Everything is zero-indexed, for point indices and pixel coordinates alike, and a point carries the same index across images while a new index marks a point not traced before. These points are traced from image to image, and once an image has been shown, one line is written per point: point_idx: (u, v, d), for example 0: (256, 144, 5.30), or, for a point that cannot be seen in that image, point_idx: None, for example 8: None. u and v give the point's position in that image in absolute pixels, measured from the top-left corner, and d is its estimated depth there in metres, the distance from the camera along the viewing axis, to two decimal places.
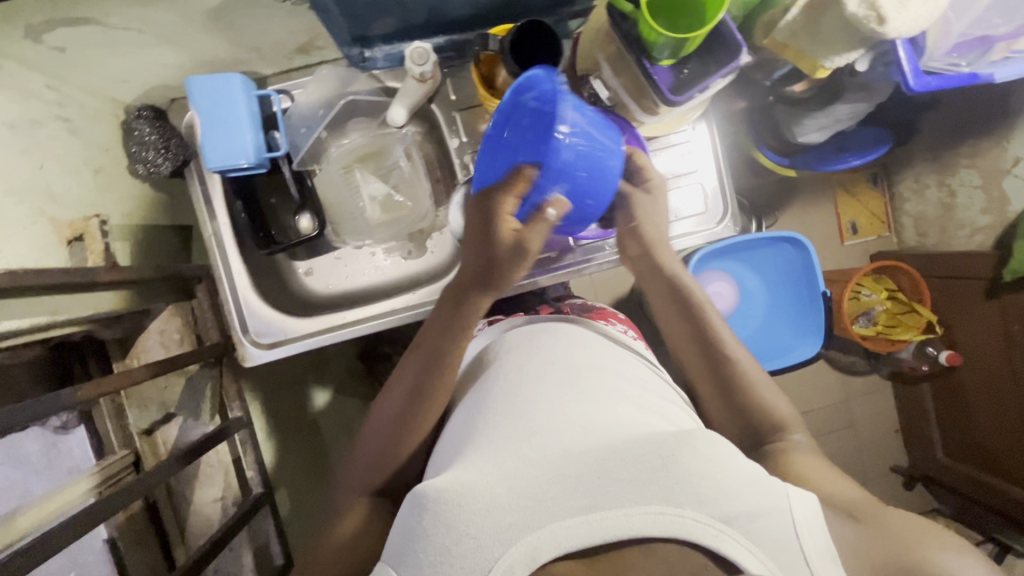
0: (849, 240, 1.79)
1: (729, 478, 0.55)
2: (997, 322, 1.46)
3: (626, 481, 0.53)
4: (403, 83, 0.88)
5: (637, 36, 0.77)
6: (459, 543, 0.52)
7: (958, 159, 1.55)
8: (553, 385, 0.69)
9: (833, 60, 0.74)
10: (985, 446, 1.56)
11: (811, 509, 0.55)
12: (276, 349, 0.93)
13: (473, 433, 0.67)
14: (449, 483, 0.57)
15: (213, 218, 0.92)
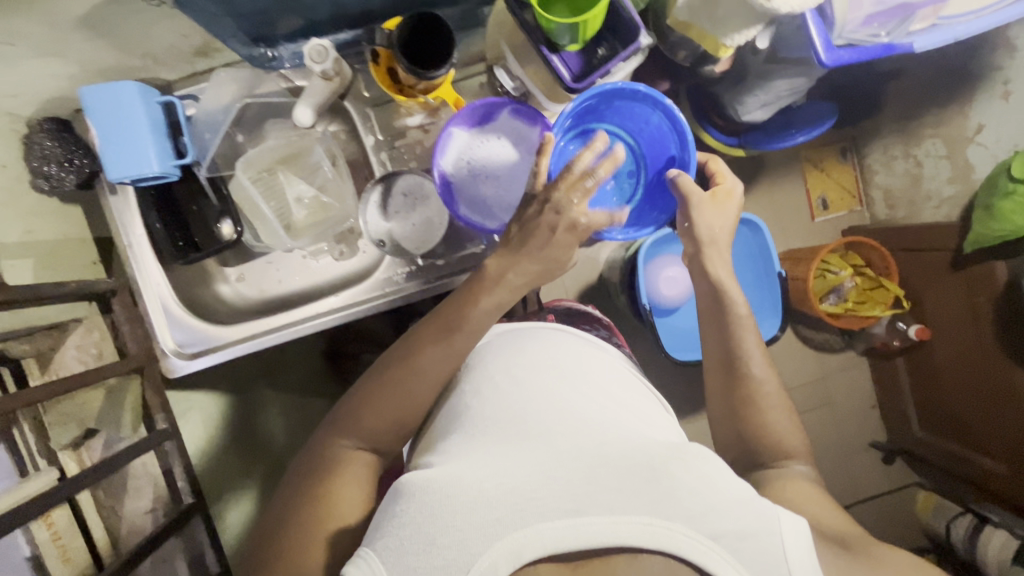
0: (820, 216, 1.71)
1: (722, 495, 0.52)
2: (963, 293, 1.43)
3: (615, 490, 0.51)
4: (309, 82, 0.86)
5: (534, 23, 0.76)
6: (442, 535, 0.50)
7: (922, 129, 1.51)
8: (545, 388, 0.67)
9: (733, 38, 0.71)
10: (956, 417, 1.54)
11: (802, 538, 0.50)
12: (200, 359, 0.91)
13: (459, 431, 0.65)
14: (437, 476, 0.55)
15: (127, 230, 0.91)
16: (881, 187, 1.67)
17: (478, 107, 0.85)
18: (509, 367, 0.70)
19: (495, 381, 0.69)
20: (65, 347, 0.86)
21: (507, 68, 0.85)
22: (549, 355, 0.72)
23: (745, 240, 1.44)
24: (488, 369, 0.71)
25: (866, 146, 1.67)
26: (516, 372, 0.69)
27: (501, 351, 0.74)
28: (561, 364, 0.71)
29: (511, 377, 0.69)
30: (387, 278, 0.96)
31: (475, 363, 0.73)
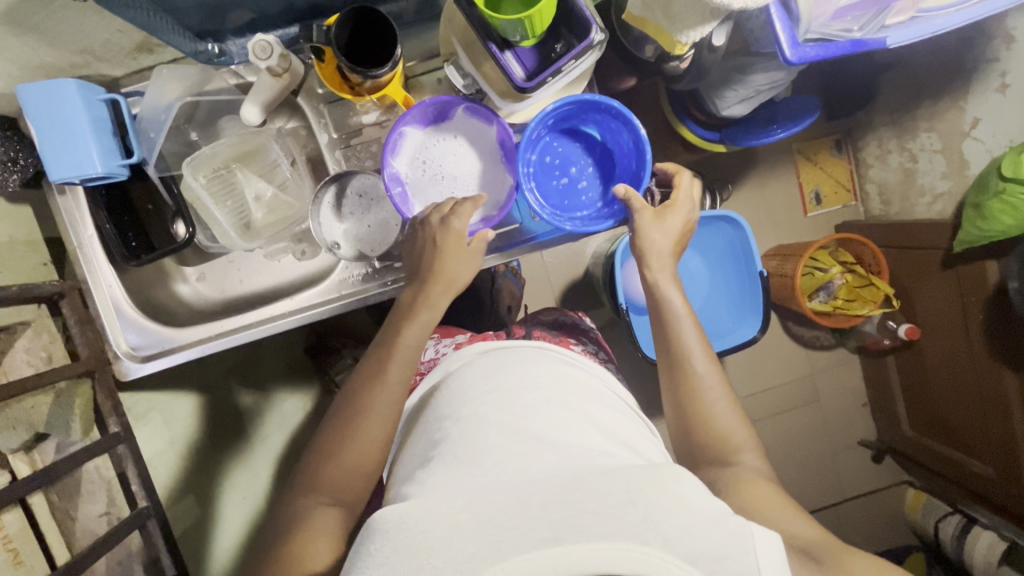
0: (813, 211, 1.67)
1: (698, 517, 0.51)
2: (955, 294, 1.38)
3: (592, 514, 0.50)
4: (256, 79, 0.83)
5: (481, 19, 0.72)
6: (418, 573, 0.49)
7: (917, 122, 1.45)
8: (524, 410, 0.67)
9: (688, 35, 0.67)
10: (945, 419, 1.50)
11: (776, 552, 0.52)
12: (151, 362, 0.89)
13: (438, 461, 0.64)
14: (414, 511, 0.55)
15: (77, 231, 0.89)
16: (875, 181, 1.63)
17: (432, 105, 0.81)
18: (485, 394, 0.70)
19: (473, 409, 0.68)
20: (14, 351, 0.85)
21: (459, 65, 0.81)
22: (524, 379, 0.72)
23: (728, 238, 1.40)
24: (466, 396, 0.71)
25: (860, 138, 1.63)
26: (493, 398, 0.69)
27: (477, 379, 0.74)
28: (539, 387, 0.71)
29: (488, 404, 0.69)
30: (347, 280, 0.93)
31: (454, 389, 0.74)
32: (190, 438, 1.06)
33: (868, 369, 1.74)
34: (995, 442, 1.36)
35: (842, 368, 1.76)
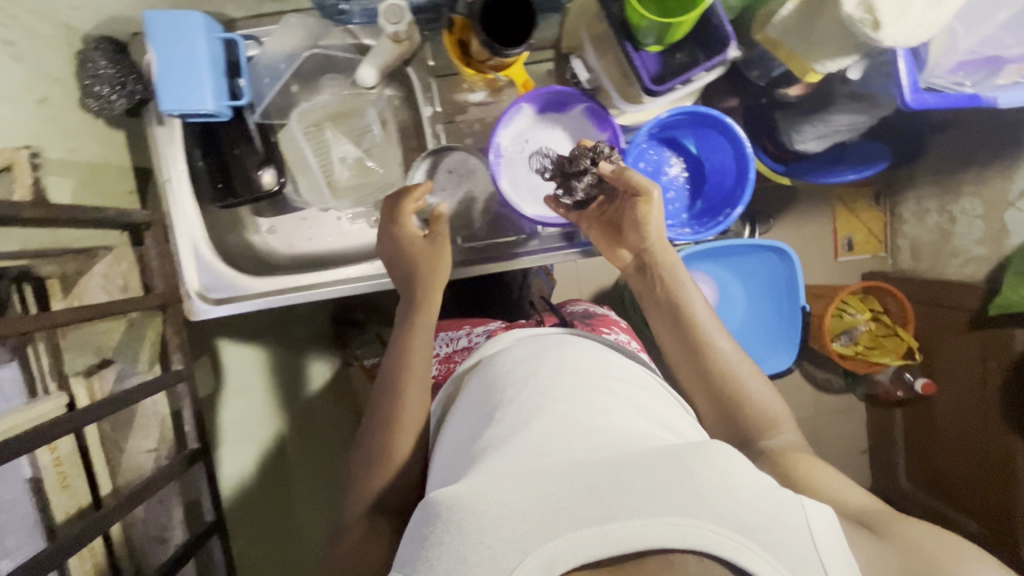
0: (843, 257, 1.69)
1: (747, 491, 0.47)
2: (975, 354, 1.41)
3: (643, 491, 0.46)
4: (376, 41, 0.83)
5: (623, 19, 0.74)
6: (472, 553, 0.44)
7: (960, 187, 1.45)
8: (554, 378, 0.60)
9: (824, 65, 0.70)
10: (947, 475, 1.54)
11: (831, 520, 0.47)
12: (224, 307, 0.89)
13: (474, 434, 0.59)
14: (461, 489, 0.49)
15: (169, 164, 0.88)
16: (908, 238, 1.63)
17: (550, 93, 0.83)
18: (516, 363, 0.64)
19: (506, 380, 0.62)
20: (90, 273, 0.84)
21: (585, 59, 0.84)
22: (560, 350, 0.66)
23: (772, 268, 1.42)
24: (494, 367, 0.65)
25: (899, 192, 1.63)
26: (525, 367, 0.63)
27: (509, 350, 0.68)
28: (576, 359, 0.64)
29: (520, 373, 0.62)
30: None
31: (482, 361, 0.69)
32: None
33: (874, 416, 1.74)
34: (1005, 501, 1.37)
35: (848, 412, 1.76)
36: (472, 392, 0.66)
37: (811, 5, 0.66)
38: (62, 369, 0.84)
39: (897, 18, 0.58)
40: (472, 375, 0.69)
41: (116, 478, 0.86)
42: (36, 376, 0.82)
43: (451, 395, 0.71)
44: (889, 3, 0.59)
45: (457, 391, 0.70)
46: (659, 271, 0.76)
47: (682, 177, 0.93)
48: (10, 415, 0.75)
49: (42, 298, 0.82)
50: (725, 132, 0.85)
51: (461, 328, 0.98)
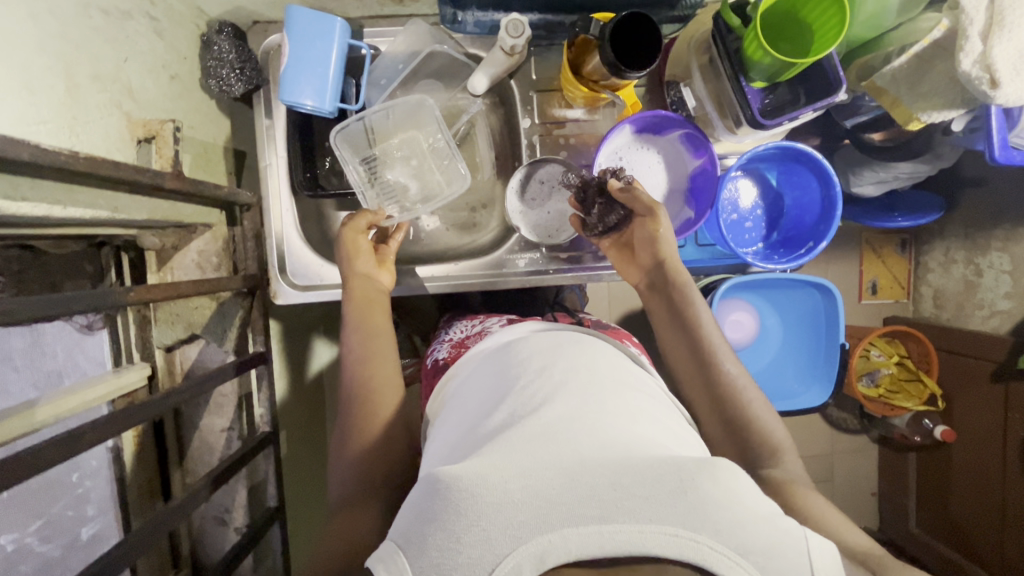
0: (867, 299, 1.60)
1: (749, 513, 0.45)
2: (999, 407, 1.34)
3: (644, 498, 0.44)
4: (490, 51, 0.85)
5: (739, 52, 0.78)
6: (466, 532, 0.43)
7: (990, 242, 1.36)
8: (573, 377, 0.59)
9: (929, 115, 0.74)
10: (958, 526, 1.46)
11: (830, 557, 0.46)
12: (309, 293, 0.90)
13: (479, 419, 0.57)
14: (464, 470, 0.47)
15: (270, 150, 0.89)
16: (932, 286, 1.54)
17: (654, 116, 0.86)
18: (531, 359, 0.62)
19: (518, 373, 0.60)
20: (187, 249, 0.85)
21: (693, 89, 0.87)
22: (583, 354, 0.64)
23: (813, 305, 1.36)
24: (514, 359, 0.63)
25: (926, 243, 1.55)
26: (541, 364, 0.61)
27: (523, 345, 0.66)
28: (590, 363, 0.62)
29: (533, 368, 0.61)
30: (509, 260, 0.94)
31: (505, 351, 0.67)
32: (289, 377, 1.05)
33: (885, 460, 1.66)
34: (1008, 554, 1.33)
35: (858, 455, 1.68)
36: (480, 382, 0.64)
37: (925, 58, 0.71)
38: (148, 341, 0.85)
39: (1016, 79, 0.63)
40: (481, 367, 0.67)
41: (188, 457, 0.88)
42: (122, 348, 0.83)
43: (457, 383, 0.69)
44: (1006, 64, 0.64)
45: (465, 380, 0.68)
46: (669, 288, 0.78)
47: (761, 208, 0.96)
48: (101, 382, 0.75)
49: (137, 270, 0.83)
50: (814, 168, 0.90)
51: (476, 320, 0.96)
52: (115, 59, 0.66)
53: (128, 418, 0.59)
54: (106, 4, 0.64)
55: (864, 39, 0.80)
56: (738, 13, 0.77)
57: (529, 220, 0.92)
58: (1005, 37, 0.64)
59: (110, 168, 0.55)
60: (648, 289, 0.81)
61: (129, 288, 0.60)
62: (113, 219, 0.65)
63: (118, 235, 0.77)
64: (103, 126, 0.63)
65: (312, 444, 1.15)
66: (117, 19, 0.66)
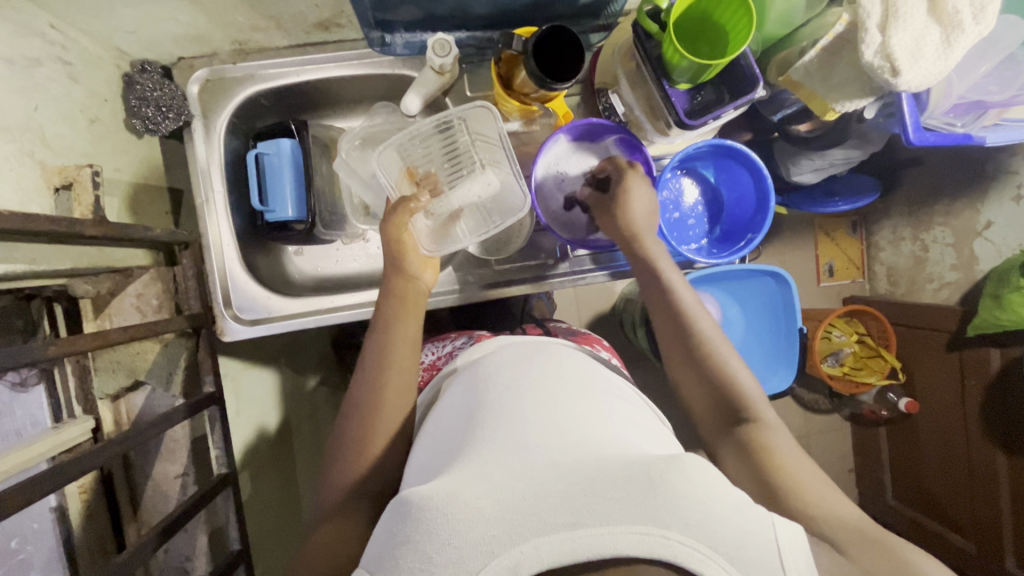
0: (825, 283, 1.63)
1: (716, 504, 0.45)
2: (955, 375, 1.38)
3: (614, 500, 0.44)
4: (421, 72, 0.86)
5: (660, 57, 0.79)
6: (437, 553, 0.43)
7: (932, 217, 1.42)
8: (541, 394, 0.59)
9: (843, 105, 0.78)
10: (930, 492, 1.50)
11: (797, 539, 0.46)
12: (259, 326, 0.88)
13: (451, 438, 0.58)
14: (435, 489, 0.48)
15: (206, 186, 0.87)
16: (884, 264, 1.59)
17: (586, 126, 0.87)
18: (499, 374, 0.64)
19: (491, 389, 0.61)
20: (124, 294, 0.82)
21: (620, 94, 0.90)
22: (549, 368, 0.65)
23: (770, 293, 1.37)
24: (487, 379, 0.64)
25: (874, 223, 1.59)
26: (507, 379, 0.62)
27: (493, 362, 0.67)
28: (556, 372, 0.64)
29: (501, 383, 0.62)
30: (461, 277, 0.94)
31: (477, 371, 0.67)
32: (247, 414, 1.02)
33: (858, 437, 1.69)
34: (978, 516, 1.38)
35: (831, 433, 1.70)
36: (454, 400, 0.65)
37: (832, 51, 0.74)
38: (91, 392, 0.82)
39: (914, 66, 0.67)
40: (455, 385, 0.68)
41: (142, 508, 0.86)
42: (61, 402, 0.80)
43: (437, 399, 0.70)
44: (905, 53, 0.67)
45: (440, 401, 0.68)
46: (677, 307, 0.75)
47: (701, 205, 0.99)
48: (40, 440, 0.72)
49: (72, 319, 0.81)
50: (746, 163, 0.92)
51: (444, 340, 0.96)
52: (24, 108, 0.65)
53: (61, 476, 0.58)
54: (8, 54, 0.64)
55: (779, 36, 0.84)
56: (656, 20, 0.78)
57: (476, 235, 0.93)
58: (900, 27, 0.67)
59: (18, 221, 0.53)
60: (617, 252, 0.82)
61: (52, 341, 0.58)
62: (33, 271, 0.64)
63: (46, 287, 0.74)
64: (14, 177, 0.61)
65: (278, 480, 1.11)
66: (24, 68, 0.66)
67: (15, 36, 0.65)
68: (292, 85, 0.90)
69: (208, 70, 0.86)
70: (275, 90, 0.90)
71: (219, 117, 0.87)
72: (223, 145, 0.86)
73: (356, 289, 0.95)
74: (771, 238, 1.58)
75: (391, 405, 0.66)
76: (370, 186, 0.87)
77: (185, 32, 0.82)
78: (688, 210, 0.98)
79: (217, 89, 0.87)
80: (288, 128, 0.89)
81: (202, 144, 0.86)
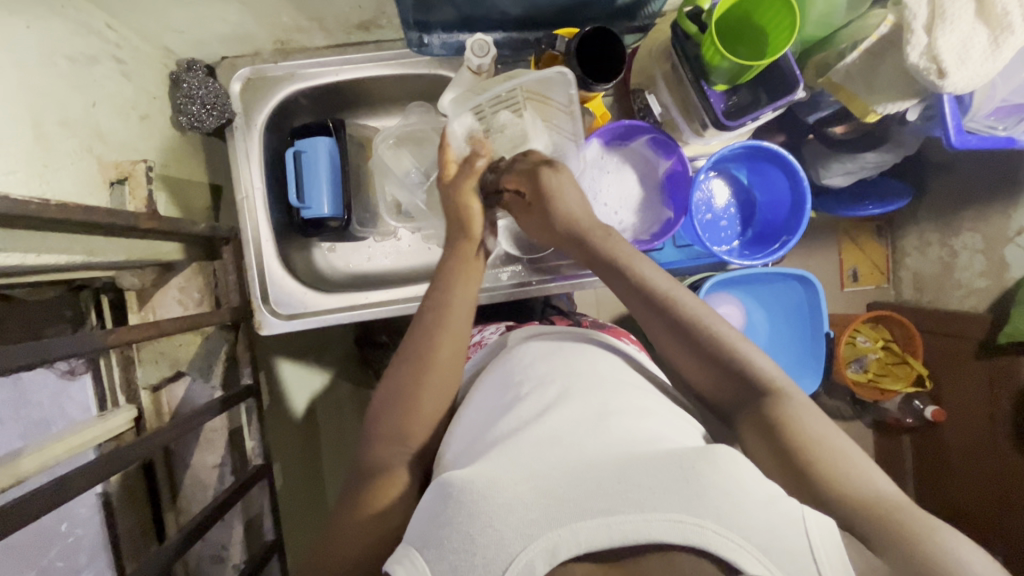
0: (849, 288, 1.61)
1: (751, 495, 0.45)
2: (985, 383, 1.36)
3: (649, 489, 0.44)
4: (459, 73, 0.86)
5: (698, 58, 0.79)
6: (480, 535, 0.44)
7: (962, 222, 1.40)
8: (576, 389, 0.59)
9: (885, 107, 0.78)
10: (957, 503, 1.47)
11: (829, 531, 0.44)
12: (294, 321, 0.90)
13: (486, 429, 0.59)
14: (474, 474, 0.48)
15: (246, 182, 0.89)
16: (911, 269, 1.56)
17: (620, 128, 0.87)
18: (533, 369, 0.64)
19: (525, 384, 0.62)
20: (168, 287, 0.86)
21: (657, 95, 0.90)
22: (583, 364, 0.64)
23: (797, 297, 1.35)
24: (524, 373, 0.64)
25: (901, 228, 1.57)
26: (541, 372, 0.63)
27: (525, 357, 0.68)
28: (589, 367, 0.64)
29: (535, 378, 0.63)
30: (492, 275, 0.95)
31: (512, 364, 0.68)
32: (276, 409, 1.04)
33: (881, 445, 1.66)
34: (1007, 529, 1.35)
35: (855, 441, 1.67)
36: (488, 394, 0.66)
37: (875, 53, 0.74)
38: (134, 382, 0.85)
39: (961, 67, 0.66)
40: (488, 379, 0.69)
41: (180, 496, 0.88)
42: (106, 391, 0.82)
43: (471, 393, 0.70)
44: (951, 54, 0.67)
45: (475, 392, 0.69)
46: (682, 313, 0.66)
47: (734, 207, 1.00)
48: (87, 427, 0.74)
49: (117, 310, 0.83)
50: (781, 166, 0.92)
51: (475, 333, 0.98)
52: (83, 103, 0.68)
53: (116, 461, 0.59)
54: (70, 52, 0.66)
55: (817, 38, 0.83)
56: (696, 21, 0.77)
57: (507, 233, 0.94)
58: (947, 29, 0.67)
59: (81, 213, 0.55)
60: (591, 265, 0.73)
61: (108, 330, 0.59)
62: (90, 262, 0.66)
63: (97, 278, 0.77)
64: (74, 171, 0.64)
65: (305, 473, 1.12)
66: (83, 65, 0.68)
67: (75, 34, 0.67)
68: (330, 85, 0.92)
69: (251, 71, 0.88)
70: (314, 89, 0.92)
71: (259, 114, 0.88)
72: (260, 141, 0.88)
73: (387, 285, 0.96)
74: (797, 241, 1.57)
75: (428, 397, 0.65)
76: (404, 183, 0.90)
77: (230, 33, 0.84)
78: (722, 212, 0.99)
79: (258, 88, 0.89)
80: (326, 126, 0.91)
81: (234, 139, 0.88)
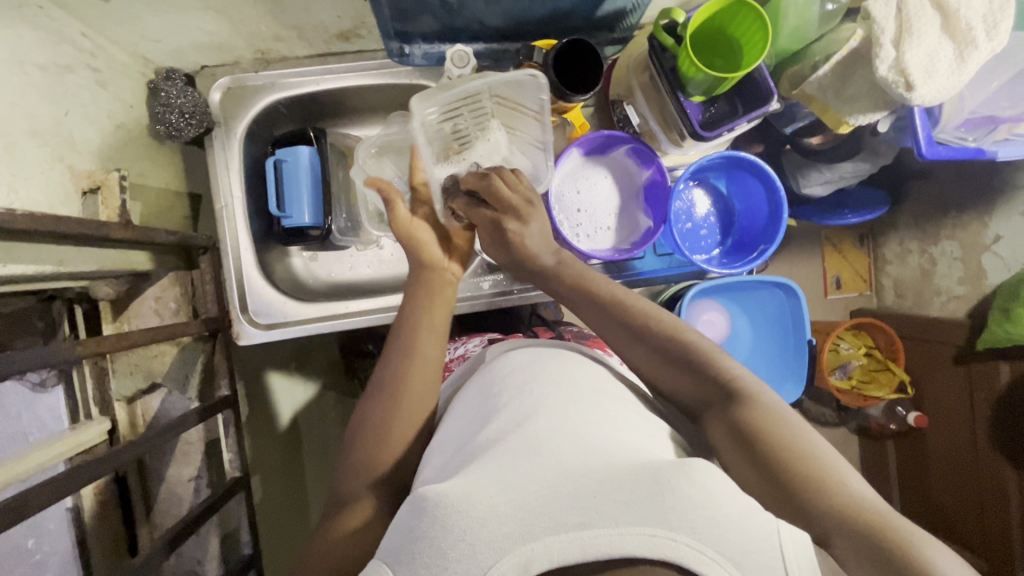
0: (832, 295, 1.63)
1: (725, 509, 0.45)
2: (964, 388, 1.37)
3: (624, 503, 0.44)
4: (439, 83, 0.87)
5: (674, 69, 0.81)
6: (453, 549, 0.43)
7: (939, 230, 1.42)
8: (555, 399, 0.59)
9: (856, 119, 0.80)
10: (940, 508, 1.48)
11: (804, 541, 0.45)
12: (274, 331, 0.89)
13: (465, 441, 0.58)
14: (450, 487, 0.48)
15: (226, 191, 0.88)
16: (892, 277, 1.58)
17: (600, 137, 0.87)
18: (512, 379, 0.64)
19: (503, 395, 0.62)
20: (143, 296, 0.85)
21: (635, 106, 0.91)
22: (561, 373, 0.64)
23: (779, 305, 1.36)
24: (503, 383, 0.64)
25: (881, 236, 1.59)
26: (521, 382, 0.63)
27: (505, 367, 0.68)
28: (569, 375, 0.64)
29: (515, 389, 0.62)
30: (474, 284, 0.95)
31: (491, 375, 0.68)
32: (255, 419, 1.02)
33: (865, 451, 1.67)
34: (990, 534, 1.36)
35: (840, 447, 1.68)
36: (467, 406, 0.65)
37: (846, 65, 0.76)
38: (108, 394, 0.83)
39: (927, 81, 0.68)
40: (469, 390, 0.69)
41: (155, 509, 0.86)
42: (79, 403, 0.81)
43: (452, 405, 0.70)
44: (919, 68, 0.68)
45: (456, 403, 0.69)
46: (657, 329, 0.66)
47: (713, 215, 1.00)
48: (58, 440, 0.72)
49: (91, 321, 0.82)
50: (760, 176, 0.93)
51: (457, 343, 0.98)
52: (55, 112, 0.67)
53: (85, 474, 0.58)
54: (42, 61, 0.65)
55: (792, 50, 0.85)
56: (671, 34, 0.79)
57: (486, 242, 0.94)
58: (914, 43, 0.68)
59: (49, 223, 0.54)
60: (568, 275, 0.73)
61: (78, 341, 0.58)
62: (60, 272, 0.65)
63: (70, 288, 0.76)
64: (44, 180, 0.63)
65: (286, 485, 1.11)
66: (56, 74, 0.68)
67: (46, 42, 0.66)
68: (311, 94, 0.92)
69: (231, 80, 0.88)
70: (295, 97, 0.91)
71: (238, 123, 0.88)
72: (239, 148, 0.87)
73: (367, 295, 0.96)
74: (780, 250, 1.59)
75: (402, 407, 0.65)
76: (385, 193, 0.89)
77: (209, 42, 0.84)
78: (701, 220, 1.00)
79: (238, 97, 0.88)
80: (306, 134, 0.91)
81: (213, 150, 0.87)
